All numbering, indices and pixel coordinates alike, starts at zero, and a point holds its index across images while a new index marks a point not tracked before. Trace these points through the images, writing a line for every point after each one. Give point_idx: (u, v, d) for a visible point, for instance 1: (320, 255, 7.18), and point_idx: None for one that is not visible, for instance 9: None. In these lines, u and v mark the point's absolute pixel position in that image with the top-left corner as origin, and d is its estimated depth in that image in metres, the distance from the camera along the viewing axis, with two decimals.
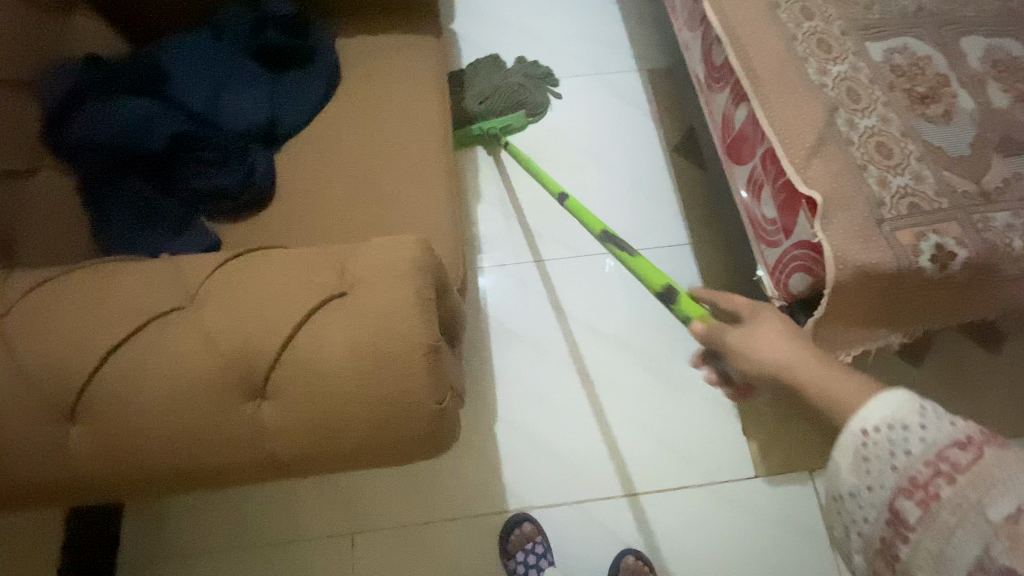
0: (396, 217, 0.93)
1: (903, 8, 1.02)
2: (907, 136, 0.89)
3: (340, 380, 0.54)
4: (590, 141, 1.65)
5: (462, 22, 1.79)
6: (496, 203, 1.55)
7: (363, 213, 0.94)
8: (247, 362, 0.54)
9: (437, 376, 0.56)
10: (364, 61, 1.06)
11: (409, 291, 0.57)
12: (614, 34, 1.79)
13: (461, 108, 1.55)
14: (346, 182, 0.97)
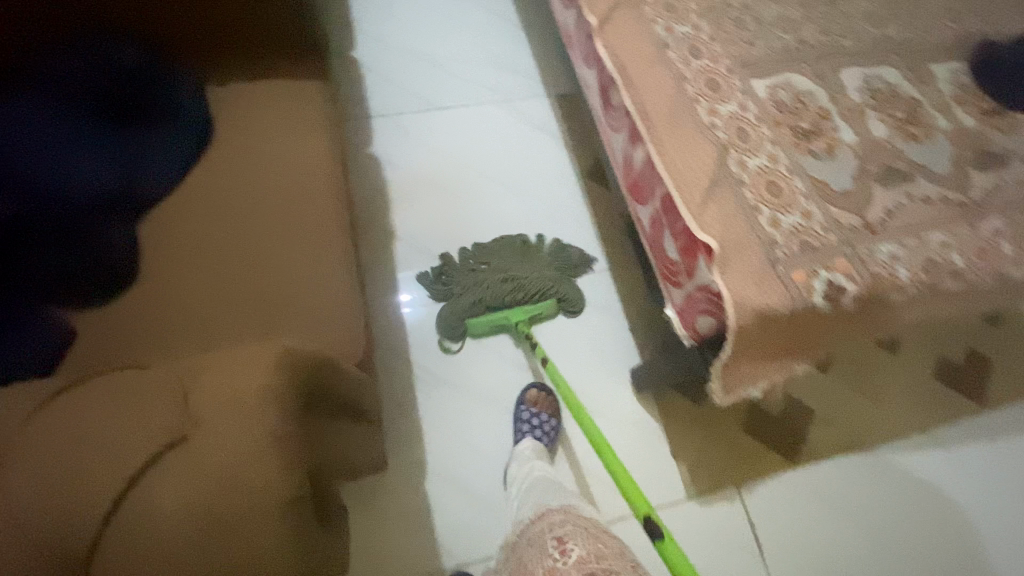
0: (278, 293, 0.87)
1: (784, 43, 1.05)
2: (794, 173, 0.92)
3: (187, 542, 0.51)
4: (505, 171, 1.62)
5: (365, 51, 1.72)
6: (414, 241, 1.51)
7: (246, 287, 0.86)
8: (72, 530, 0.50)
9: (303, 519, 0.57)
10: (241, 114, 0.98)
11: (264, 429, 0.58)
12: (522, 60, 1.78)
13: (471, 293, 1.39)
14: (225, 253, 0.89)
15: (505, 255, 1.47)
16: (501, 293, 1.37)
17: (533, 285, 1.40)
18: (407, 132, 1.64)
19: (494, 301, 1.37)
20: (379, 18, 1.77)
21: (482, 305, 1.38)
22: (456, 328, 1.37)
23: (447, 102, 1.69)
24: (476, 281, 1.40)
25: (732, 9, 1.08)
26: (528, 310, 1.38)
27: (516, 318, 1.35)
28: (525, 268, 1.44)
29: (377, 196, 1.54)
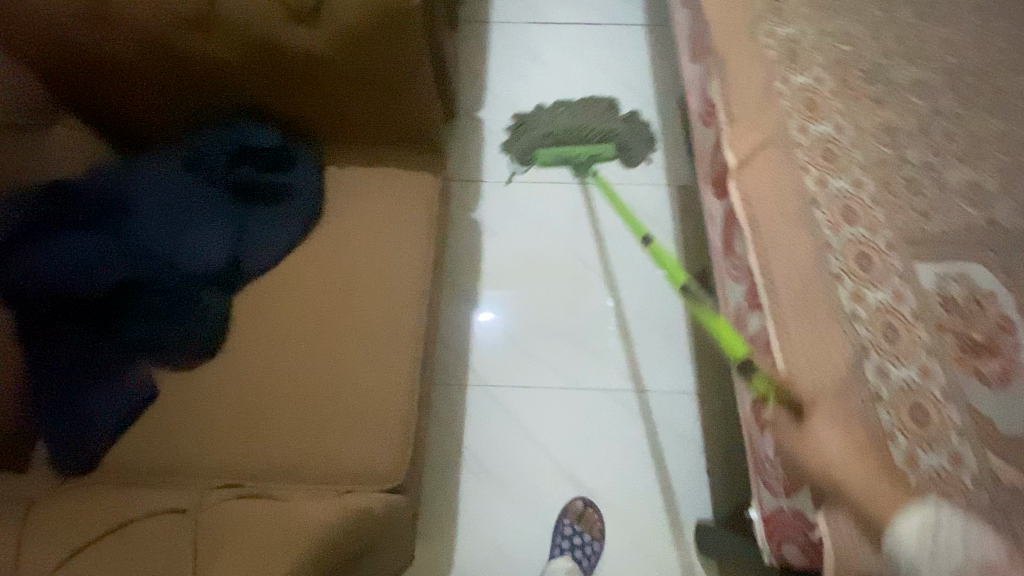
0: (356, 408, 0.86)
1: (969, 221, 0.87)
2: (948, 398, 0.75)
3: None
4: (612, 248, 1.54)
5: (491, 111, 1.73)
6: (496, 316, 1.48)
7: (314, 386, 0.87)
8: None
9: None
10: (349, 199, 0.98)
11: None
12: (649, 141, 1.68)
13: (543, 127, 1.61)
14: (302, 345, 0.89)
15: (582, 116, 1.64)
16: (569, 135, 1.58)
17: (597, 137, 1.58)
18: (514, 201, 1.61)
19: (561, 139, 1.58)
20: (512, 80, 1.77)
21: (551, 138, 1.59)
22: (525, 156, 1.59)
23: (561, 174, 1.65)
24: (552, 118, 1.62)
25: (907, 167, 0.91)
26: (593, 151, 1.53)
27: (578, 151, 1.51)
28: (597, 120, 1.63)
29: (471, 262, 1.54)
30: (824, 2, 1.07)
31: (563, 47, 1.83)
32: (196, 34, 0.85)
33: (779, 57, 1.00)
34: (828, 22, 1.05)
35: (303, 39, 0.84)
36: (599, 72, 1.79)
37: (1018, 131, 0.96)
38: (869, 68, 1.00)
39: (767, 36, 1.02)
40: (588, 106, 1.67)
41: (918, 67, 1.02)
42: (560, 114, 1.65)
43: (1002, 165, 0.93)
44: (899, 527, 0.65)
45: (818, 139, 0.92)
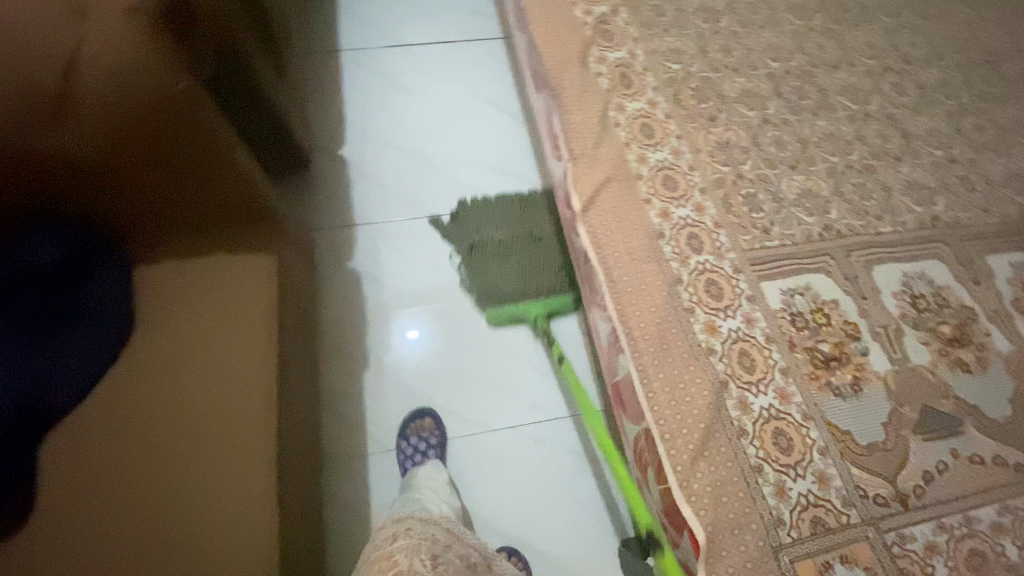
0: (209, 519, 0.76)
1: (808, 230, 0.89)
2: (808, 419, 0.76)
3: None
4: None
5: (355, 148, 1.61)
6: (390, 371, 1.38)
7: (163, 504, 0.77)
8: None
9: None
10: (181, 291, 0.89)
11: None
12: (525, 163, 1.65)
13: (489, 267, 1.45)
14: (142, 463, 0.79)
15: (513, 231, 1.51)
16: (518, 288, 1.42)
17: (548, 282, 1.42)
18: (395, 243, 1.52)
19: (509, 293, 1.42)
20: (372, 110, 1.65)
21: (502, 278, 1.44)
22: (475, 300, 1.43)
23: (440, 208, 1.57)
24: (494, 245, 1.47)
25: (745, 183, 0.92)
26: (550, 306, 1.39)
27: (534, 311, 1.38)
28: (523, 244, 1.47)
29: (357, 318, 1.43)
30: (649, 20, 1.06)
31: (424, 69, 1.73)
32: None
33: (612, 84, 0.98)
34: (655, 40, 1.04)
35: (58, 144, 0.73)
36: (464, 93, 1.72)
37: (843, 129, 1.00)
38: (699, 84, 1.00)
39: (597, 64, 1.00)
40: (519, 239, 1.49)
41: (745, 77, 1.03)
42: (496, 243, 1.49)
43: (832, 167, 0.95)
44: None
45: (658, 169, 0.92)
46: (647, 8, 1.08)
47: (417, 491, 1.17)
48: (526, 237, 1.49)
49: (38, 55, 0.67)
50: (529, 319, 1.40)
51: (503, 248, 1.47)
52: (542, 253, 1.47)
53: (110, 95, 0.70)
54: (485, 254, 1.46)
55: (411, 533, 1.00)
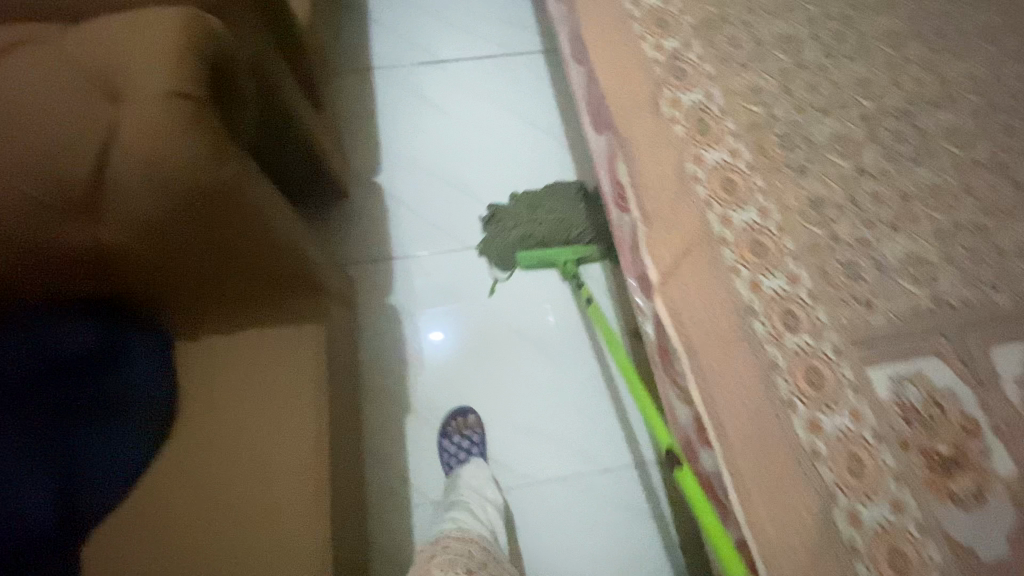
0: None
1: (914, 303, 0.79)
2: (926, 533, 0.67)
3: None
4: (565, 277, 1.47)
5: (390, 174, 1.54)
6: (431, 416, 1.32)
7: None
8: None
9: None
10: (219, 375, 0.82)
11: None
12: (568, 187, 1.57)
13: (521, 226, 1.45)
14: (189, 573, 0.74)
15: (552, 196, 1.49)
16: (552, 232, 1.44)
17: (579, 233, 1.43)
18: (434, 276, 1.46)
19: (542, 237, 1.43)
20: (405, 135, 1.59)
21: (532, 239, 1.44)
22: (506, 253, 1.44)
23: (479, 238, 1.51)
24: (527, 213, 1.47)
25: (842, 248, 0.82)
26: (580, 253, 1.40)
27: (564, 257, 1.39)
28: (559, 205, 1.47)
29: (396, 358, 1.37)
30: (726, 52, 0.95)
31: (459, 89, 1.64)
32: None
33: (688, 133, 0.88)
34: (733, 77, 0.93)
35: (85, 234, 0.61)
36: (501, 112, 1.63)
37: (947, 181, 0.89)
38: (786, 130, 0.90)
39: (670, 108, 0.90)
40: (555, 198, 1.48)
41: (836, 119, 0.92)
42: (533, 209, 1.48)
43: (937, 225, 0.85)
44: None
45: (744, 231, 0.82)
46: (723, 39, 0.96)
47: (461, 496, 1.15)
48: (565, 198, 1.49)
49: (64, 136, 0.56)
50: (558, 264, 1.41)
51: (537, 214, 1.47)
52: (579, 213, 1.46)
53: (144, 183, 0.57)
54: (520, 216, 1.47)
55: (449, 550, 0.95)
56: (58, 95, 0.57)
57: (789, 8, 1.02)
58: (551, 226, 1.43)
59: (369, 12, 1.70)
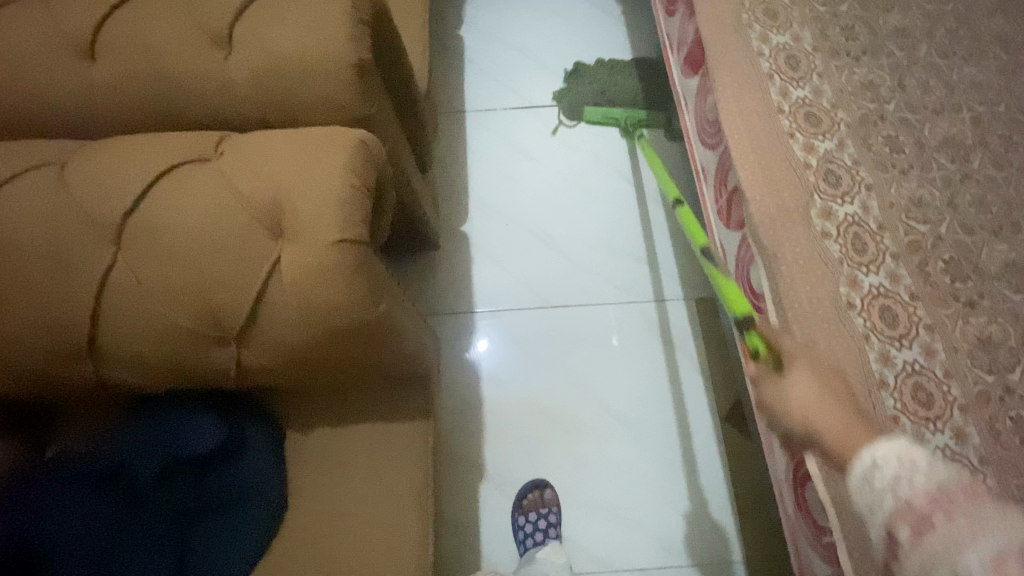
0: None
1: None
2: None
3: None
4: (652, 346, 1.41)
5: (478, 225, 1.53)
6: (507, 484, 1.28)
7: None
8: None
9: None
10: (324, 477, 0.78)
11: None
12: (656, 246, 1.50)
13: (594, 80, 1.62)
14: None
15: (624, 66, 1.63)
16: (620, 95, 1.59)
17: (641, 97, 1.59)
18: (516, 336, 1.42)
19: (611, 98, 1.60)
20: (496, 182, 1.57)
21: (601, 94, 1.61)
22: (576, 106, 1.61)
23: (564, 295, 1.46)
24: (600, 75, 1.62)
25: (1016, 401, 0.73)
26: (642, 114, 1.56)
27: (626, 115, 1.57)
28: (629, 68, 1.61)
29: (474, 422, 1.33)
30: (886, 157, 0.87)
31: (552, 136, 1.62)
32: (64, 383, 0.58)
33: (844, 252, 0.80)
34: (893, 190, 0.85)
35: (229, 362, 0.57)
36: (591, 162, 1.58)
37: None
38: (953, 254, 0.81)
39: (823, 221, 0.82)
40: (628, 67, 1.62)
41: (1007, 243, 0.82)
42: (606, 73, 1.62)
43: None
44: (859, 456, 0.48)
45: (906, 373, 0.74)
46: (881, 140, 0.88)
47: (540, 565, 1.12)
48: (636, 64, 1.63)
49: (228, 274, 0.53)
50: (620, 121, 1.58)
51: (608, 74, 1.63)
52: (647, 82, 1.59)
53: (300, 325, 0.54)
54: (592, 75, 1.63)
55: None
56: (223, 232, 0.53)
57: (954, 106, 0.92)
58: (621, 80, 1.59)
59: (468, 56, 1.71)
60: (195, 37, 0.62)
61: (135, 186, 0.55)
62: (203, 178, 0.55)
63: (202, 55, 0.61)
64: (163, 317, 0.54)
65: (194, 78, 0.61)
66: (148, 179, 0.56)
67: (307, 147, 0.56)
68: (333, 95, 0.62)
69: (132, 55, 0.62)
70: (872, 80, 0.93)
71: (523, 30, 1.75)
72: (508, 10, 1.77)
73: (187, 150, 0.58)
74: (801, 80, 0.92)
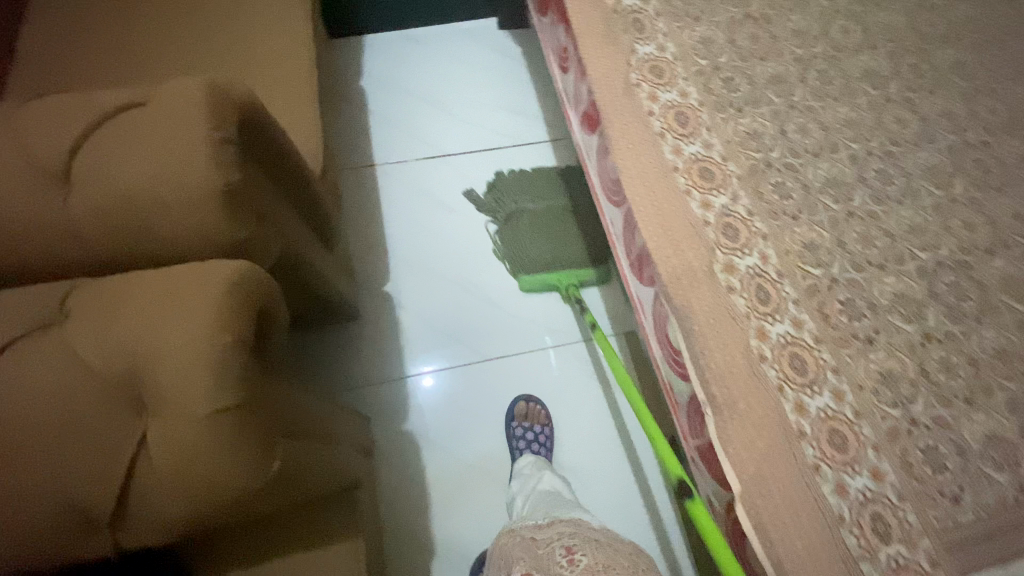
0: None
1: (1001, 493, 0.74)
2: None
3: None
4: (587, 388, 1.41)
5: (399, 283, 1.47)
6: (458, 554, 1.23)
7: None
8: None
9: None
10: None
11: None
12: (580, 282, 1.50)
13: (520, 237, 1.49)
14: None
15: (549, 212, 1.52)
16: (552, 255, 1.47)
17: (575, 249, 1.48)
18: (450, 397, 1.37)
19: (543, 261, 1.46)
20: (413, 237, 1.52)
21: (531, 245, 1.48)
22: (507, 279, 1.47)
23: (495, 347, 1.43)
24: (527, 231, 1.50)
25: (923, 431, 0.76)
26: (579, 274, 1.45)
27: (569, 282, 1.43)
28: (555, 219, 1.51)
29: (417, 495, 1.27)
30: (776, 204, 0.90)
31: (466, 186, 1.59)
32: None
33: (750, 305, 0.82)
34: (788, 235, 0.88)
35: (102, 549, 0.50)
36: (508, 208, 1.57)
37: (1016, 343, 0.83)
38: (848, 294, 0.84)
39: (726, 275, 0.84)
40: (555, 214, 1.52)
41: (893, 275, 0.87)
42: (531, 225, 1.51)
43: (1012, 397, 0.80)
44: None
45: (821, 422, 0.76)
46: (770, 188, 0.91)
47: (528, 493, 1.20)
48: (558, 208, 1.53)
49: (84, 449, 0.47)
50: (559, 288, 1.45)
51: (534, 224, 1.51)
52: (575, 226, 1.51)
53: (179, 487, 0.49)
54: (517, 229, 1.50)
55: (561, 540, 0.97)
56: (80, 409, 0.47)
57: (832, 146, 0.97)
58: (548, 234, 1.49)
59: (372, 108, 1.65)
60: (33, 177, 0.55)
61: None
62: (47, 349, 0.49)
63: (41, 195, 0.54)
64: (7, 521, 0.46)
65: (36, 226, 0.54)
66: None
67: (171, 295, 0.51)
68: (205, 225, 0.57)
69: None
70: (756, 129, 0.96)
71: (427, 78, 1.70)
72: (409, 58, 1.72)
73: (28, 312, 0.51)
74: (691, 135, 0.94)
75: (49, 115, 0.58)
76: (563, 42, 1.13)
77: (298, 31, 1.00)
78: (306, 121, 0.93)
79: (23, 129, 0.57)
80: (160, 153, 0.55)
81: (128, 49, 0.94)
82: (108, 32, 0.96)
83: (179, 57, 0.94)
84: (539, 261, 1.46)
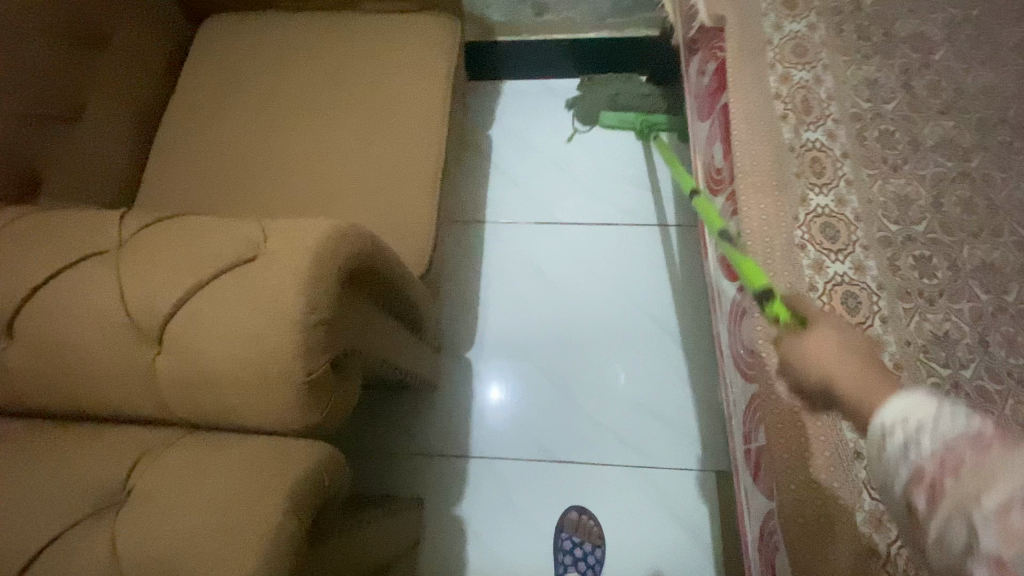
0: None
1: None
2: None
3: None
4: (659, 518, 1.24)
5: (481, 349, 1.41)
6: None
7: None
8: None
9: None
10: None
11: None
12: (674, 389, 1.35)
13: (609, 93, 1.58)
14: None
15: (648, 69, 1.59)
16: (639, 100, 1.57)
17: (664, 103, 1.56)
18: (508, 490, 1.29)
19: (630, 104, 1.57)
20: (506, 304, 1.45)
21: (618, 100, 1.58)
22: (591, 112, 1.58)
23: (566, 447, 1.32)
24: (619, 83, 1.58)
25: None
26: (658, 121, 1.54)
27: (643, 120, 1.54)
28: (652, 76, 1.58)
29: None
30: None
31: (573, 257, 1.48)
32: None
33: None
34: None
35: None
36: (612, 293, 1.44)
37: None
38: None
39: (872, 540, 0.67)
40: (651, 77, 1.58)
41: None
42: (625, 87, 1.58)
43: None
44: (881, 413, 0.47)
45: None
46: None
47: None
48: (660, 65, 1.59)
49: None
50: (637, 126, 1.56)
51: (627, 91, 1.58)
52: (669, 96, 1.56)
53: None
54: (610, 80, 1.59)
55: None
56: None
57: None
58: (640, 90, 1.57)
59: (494, 159, 1.59)
60: (128, 336, 0.54)
61: (9, 560, 0.47)
62: (92, 547, 0.47)
63: (130, 354, 0.54)
64: None
65: (124, 385, 0.54)
66: (26, 550, 0.47)
67: (221, 520, 0.48)
68: (281, 414, 0.54)
69: (51, 349, 0.54)
70: (947, 332, 0.76)
71: (555, 133, 1.61)
72: (542, 110, 1.63)
73: (88, 493, 0.50)
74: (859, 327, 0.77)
75: (155, 252, 0.56)
76: (717, 161, 0.98)
77: (430, 124, 0.99)
78: (414, 226, 0.91)
79: (129, 271, 0.55)
80: (248, 335, 0.52)
81: (272, 134, 0.98)
82: (256, 110, 1.01)
83: (311, 147, 0.97)
84: (623, 108, 1.57)
